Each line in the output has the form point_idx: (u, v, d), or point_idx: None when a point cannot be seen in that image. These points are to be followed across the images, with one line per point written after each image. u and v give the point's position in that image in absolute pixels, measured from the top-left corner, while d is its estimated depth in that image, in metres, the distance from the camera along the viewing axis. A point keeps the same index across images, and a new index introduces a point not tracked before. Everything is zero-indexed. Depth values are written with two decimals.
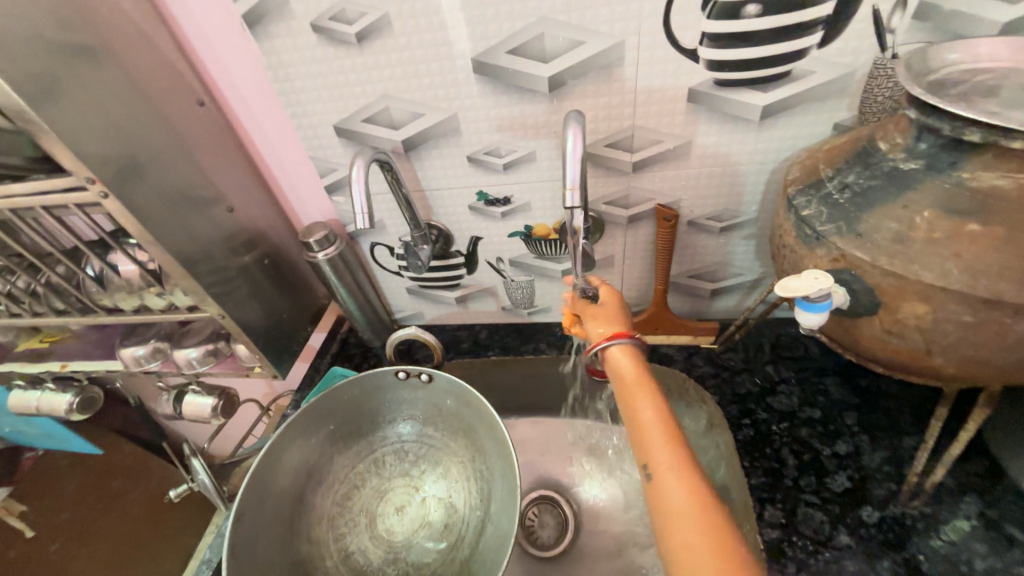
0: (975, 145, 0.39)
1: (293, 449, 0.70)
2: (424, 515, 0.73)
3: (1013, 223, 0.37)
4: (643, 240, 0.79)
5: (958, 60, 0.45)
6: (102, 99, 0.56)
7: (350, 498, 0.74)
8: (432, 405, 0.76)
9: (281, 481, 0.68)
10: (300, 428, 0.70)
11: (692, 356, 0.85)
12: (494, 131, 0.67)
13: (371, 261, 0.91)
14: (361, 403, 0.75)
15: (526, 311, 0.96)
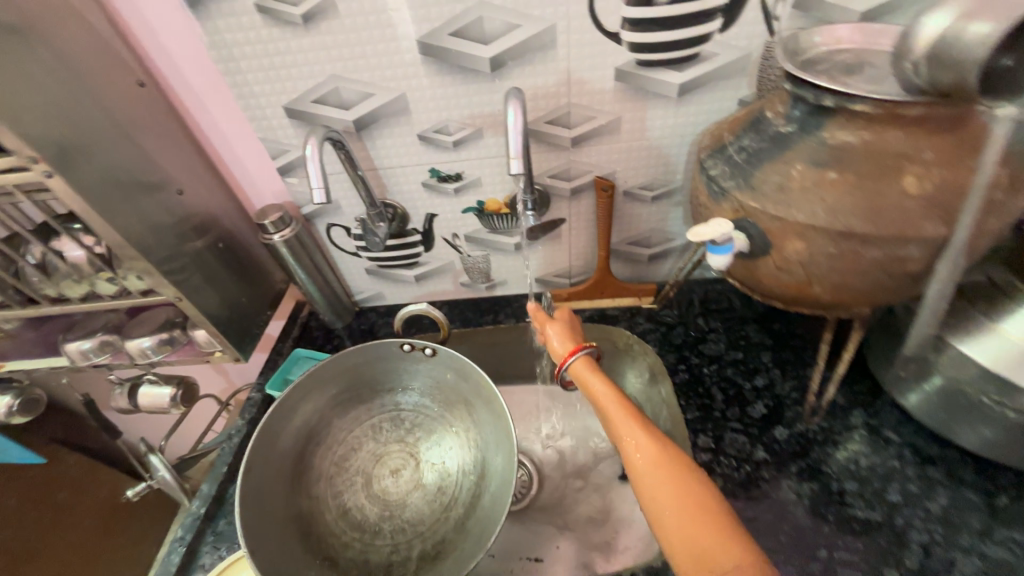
0: (831, 109, 0.48)
1: (298, 414, 0.74)
2: (420, 475, 0.77)
3: (859, 170, 0.46)
4: (586, 211, 0.86)
5: (822, 42, 0.54)
6: (35, 78, 0.55)
7: (348, 459, 0.78)
8: (433, 379, 0.79)
9: (284, 439, 0.72)
10: (304, 390, 0.74)
11: (635, 315, 0.94)
12: (442, 110, 0.71)
13: (328, 243, 0.92)
14: (363, 371, 0.79)
15: (484, 285, 1.02)
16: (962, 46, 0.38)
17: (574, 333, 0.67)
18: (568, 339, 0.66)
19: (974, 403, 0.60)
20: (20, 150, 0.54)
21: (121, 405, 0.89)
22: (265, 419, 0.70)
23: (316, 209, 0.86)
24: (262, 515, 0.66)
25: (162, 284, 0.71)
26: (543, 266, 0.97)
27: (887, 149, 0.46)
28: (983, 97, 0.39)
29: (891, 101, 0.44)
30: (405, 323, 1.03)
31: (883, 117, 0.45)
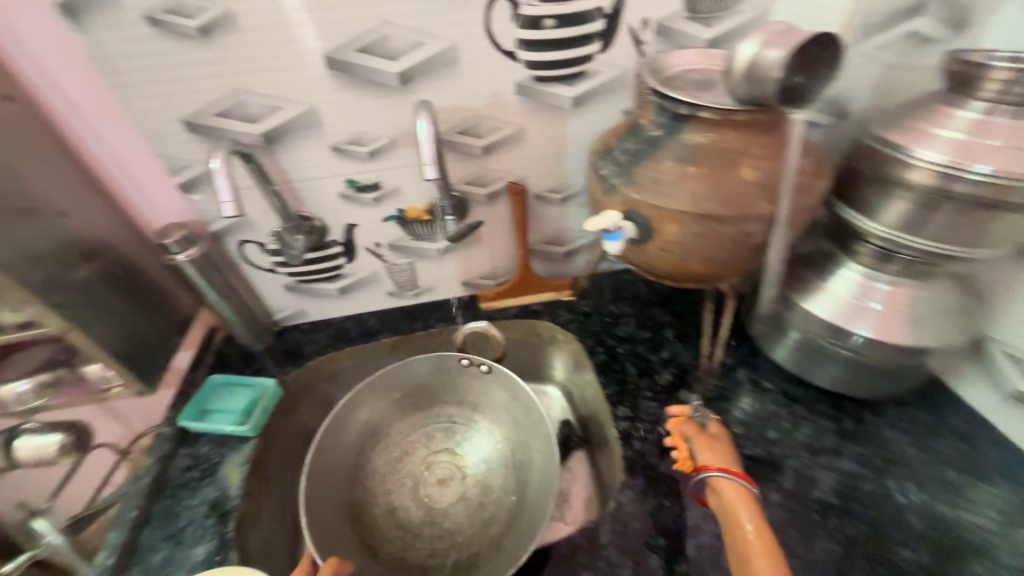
0: (685, 116, 0.59)
1: (344, 429, 0.84)
2: (469, 485, 0.84)
3: (710, 163, 0.57)
4: (503, 215, 0.92)
5: (677, 63, 0.66)
6: None
7: (403, 461, 0.87)
8: (492, 398, 0.89)
9: (347, 435, 0.84)
10: (373, 392, 0.87)
11: (557, 308, 1.02)
12: (355, 122, 0.74)
13: (242, 261, 0.89)
14: (431, 383, 0.90)
15: (412, 293, 1.03)
16: (762, 66, 0.50)
17: (725, 450, 0.69)
18: (719, 456, 0.68)
19: (818, 346, 0.75)
20: None
21: None
22: (332, 416, 0.82)
23: (225, 226, 0.83)
24: (315, 504, 0.76)
25: (45, 314, 0.65)
26: (468, 270, 1.01)
27: (728, 146, 0.57)
28: (784, 103, 0.52)
29: (726, 109, 0.55)
30: (332, 338, 1.01)
31: (723, 121, 0.57)
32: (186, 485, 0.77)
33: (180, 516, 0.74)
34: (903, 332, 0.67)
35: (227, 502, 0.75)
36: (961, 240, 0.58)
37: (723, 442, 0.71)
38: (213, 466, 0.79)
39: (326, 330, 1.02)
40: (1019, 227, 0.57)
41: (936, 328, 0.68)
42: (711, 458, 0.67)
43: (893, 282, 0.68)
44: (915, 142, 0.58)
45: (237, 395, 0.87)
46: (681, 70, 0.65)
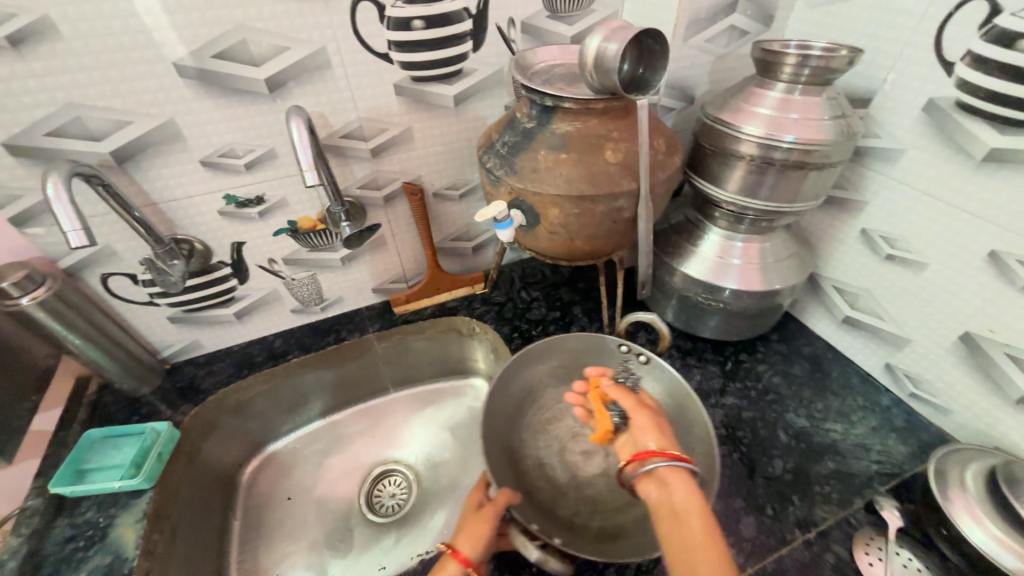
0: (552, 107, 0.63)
1: (537, 385, 0.79)
2: (614, 460, 0.73)
3: (579, 149, 0.63)
4: (404, 217, 0.93)
5: (542, 59, 0.71)
6: None
7: (554, 429, 0.77)
8: (646, 389, 0.77)
9: (513, 387, 0.77)
10: (531, 356, 0.79)
11: (471, 302, 1.04)
12: (224, 133, 0.69)
13: (110, 297, 0.79)
14: (589, 358, 0.81)
15: (319, 307, 0.99)
16: (607, 59, 0.56)
17: (667, 437, 0.58)
18: (657, 437, 0.58)
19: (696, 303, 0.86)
20: None
21: None
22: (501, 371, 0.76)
23: (80, 260, 0.73)
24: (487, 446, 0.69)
25: None
26: (376, 276, 1.00)
27: (592, 133, 0.63)
28: (630, 91, 0.59)
29: (585, 99, 0.61)
30: (235, 366, 0.94)
31: (585, 110, 0.62)
32: (70, 558, 0.68)
33: None
34: (756, 282, 0.79)
35: (124, 564, 0.67)
36: (787, 200, 0.70)
37: (666, 428, 0.60)
38: (102, 529, 0.71)
39: (227, 360, 0.95)
40: (823, 183, 0.70)
41: (782, 274, 0.81)
42: (647, 436, 0.58)
43: (745, 241, 0.80)
44: (742, 121, 0.68)
45: (120, 448, 0.78)
46: (547, 66, 0.70)
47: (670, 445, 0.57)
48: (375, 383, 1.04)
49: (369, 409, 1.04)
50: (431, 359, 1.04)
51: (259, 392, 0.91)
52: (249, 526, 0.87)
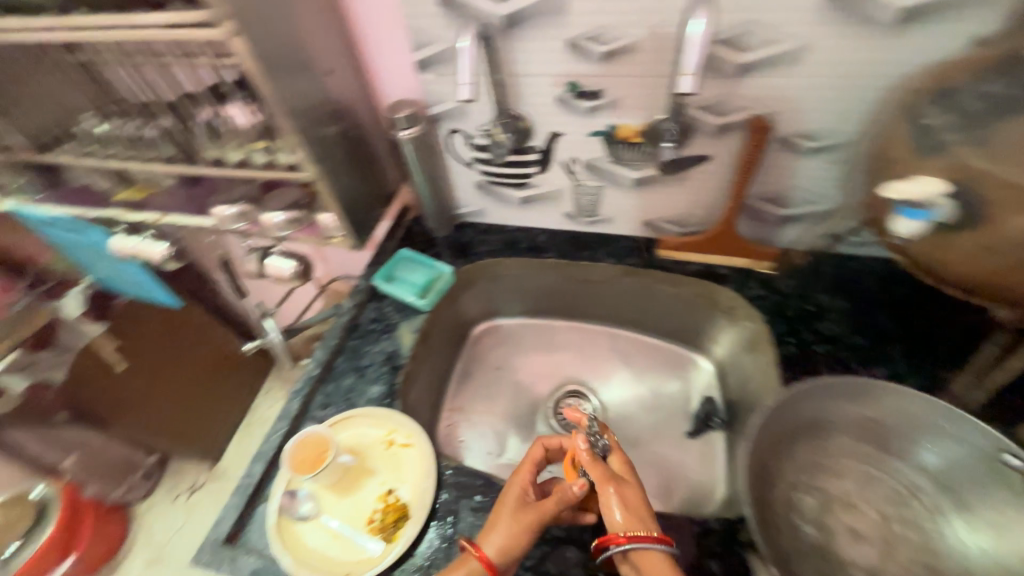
0: None
1: (838, 426, 0.65)
2: (896, 563, 0.58)
3: None
4: (727, 156, 0.78)
5: None
6: None
7: (824, 480, 0.64)
8: (1000, 522, 0.56)
9: (803, 410, 0.64)
10: (842, 389, 0.64)
11: (747, 279, 0.87)
12: (604, 14, 0.65)
13: (447, 150, 0.92)
14: (921, 436, 0.61)
15: (587, 220, 0.98)
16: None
17: (637, 507, 0.56)
18: (629, 514, 0.55)
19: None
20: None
21: (252, 269, 1.00)
22: (803, 385, 0.63)
23: (442, 111, 0.85)
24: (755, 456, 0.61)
25: (308, 164, 0.75)
26: (657, 209, 0.91)
27: None
28: None
29: None
30: (503, 243, 1.03)
31: None
32: (371, 334, 0.89)
33: (365, 356, 0.86)
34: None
35: (399, 359, 0.85)
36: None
37: (639, 494, 0.58)
38: (391, 325, 0.90)
39: (498, 235, 1.04)
40: None
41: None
42: (617, 517, 0.55)
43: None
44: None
45: (418, 271, 0.97)
46: None
47: (646, 524, 0.54)
48: (603, 310, 1.03)
49: (587, 330, 1.07)
50: (665, 314, 0.97)
51: (512, 272, 1.00)
52: (470, 372, 1.04)
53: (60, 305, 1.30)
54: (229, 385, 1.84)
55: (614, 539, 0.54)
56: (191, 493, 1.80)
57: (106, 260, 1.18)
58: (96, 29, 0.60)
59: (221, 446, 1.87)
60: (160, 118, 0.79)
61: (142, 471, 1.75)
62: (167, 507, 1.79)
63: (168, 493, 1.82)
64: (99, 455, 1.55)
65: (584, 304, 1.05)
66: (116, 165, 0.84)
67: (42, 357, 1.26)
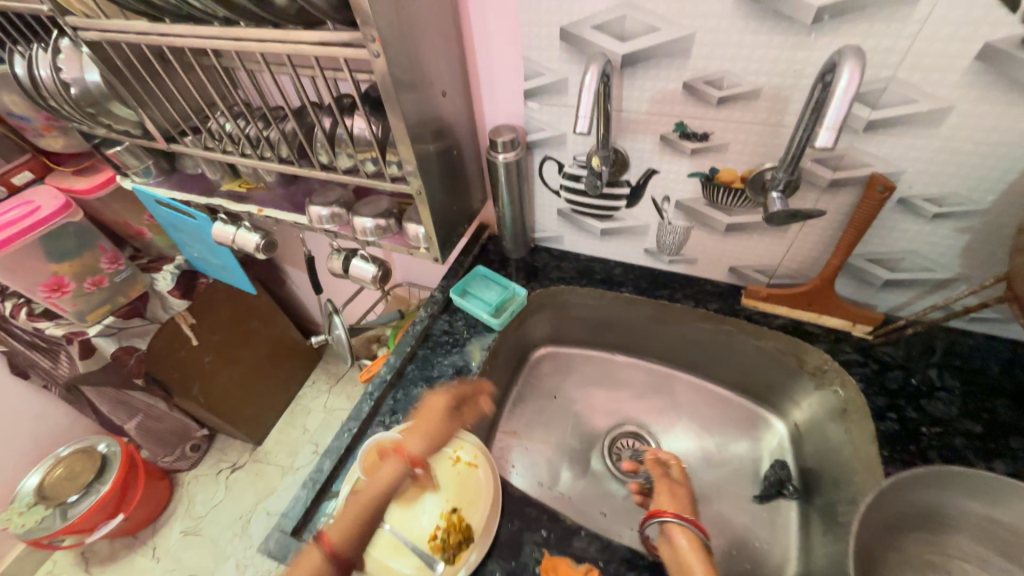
0: None
1: (953, 520, 0.60)
2: None
3: None
4: (835, 212, 0.75)
5: None
6: None
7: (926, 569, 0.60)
8: None
9: (919, 495, 0.59)
10: (975, 484, 0.57)
11: (840, 340, 0.83)
12: (727, 60, 0.64)
13: (537, 175, 0.94)
14: None
15: (668, 258, 0.97)
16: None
17: (686, 509, 0.68)
18: (676, 505, 0.68)
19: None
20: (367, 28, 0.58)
21: (335, 268, 1.05)
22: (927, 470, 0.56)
23: (540, 138, 0.87)
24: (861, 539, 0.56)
25: (414, 179, 0.78)
26: (746, 257, 0.89)
27: None
28: None
29: None
30: (577, 272, 1.03)
31: None
32: (442, 346, 0.90)
33: (434, 368, 0.87)
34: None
35: (469, 374, 0.85)
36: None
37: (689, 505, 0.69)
38: (463, 340, 0.91)
39: (573, 263, 1.04)
40: None
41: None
42: (670, 505, 0.67)
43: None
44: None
45: (493, 289, 0.98)
46: None
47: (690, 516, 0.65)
48: (673, 354, 1.03)
49: (653, 372, 1.06)
50: (741, 364, 0.95)
51: (585, 302, 1.00)
52: (529, 397, 1.04)
53: (156, 279, 1.38)
54: (284, 371, 1.96)
55: (659, 512, 0.64)
56: (232, 471, 1.87)
57: (202, 243, 1.28)
58: (254, 41, 0.66)
59: (266, 429, 1.94)
60: (284, 122, 0.86)
61: (192, 442, 1.83)
62: (208, 480, 1.85)
63: (211, 468, 1.89)
64: (160, 420, 1.65)
65: (651, 342, 1.03)
66: (235, 160, 0.91)
67: (133, 324, 1.33)
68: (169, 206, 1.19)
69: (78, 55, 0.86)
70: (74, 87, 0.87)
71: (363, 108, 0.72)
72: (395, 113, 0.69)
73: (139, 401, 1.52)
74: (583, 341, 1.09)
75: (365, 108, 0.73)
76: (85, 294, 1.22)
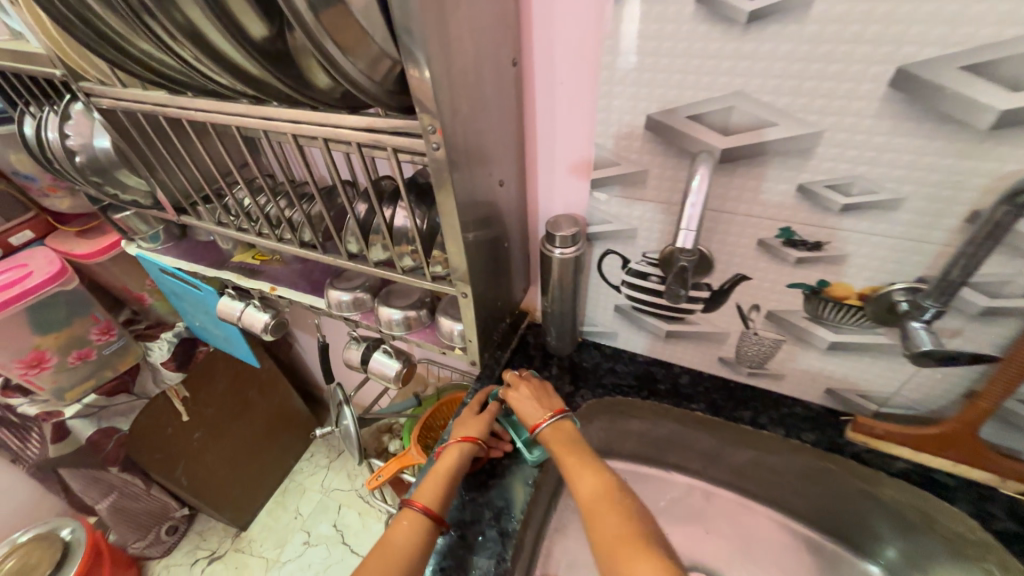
0: None
1: None
2: None
3: None
4: (986, 343, 0.60)
5: None
6: (461, 30, 0.48)
7: None
8: None
9: None
10: None
11: (987, 499, 0.65)
12: (862, 163, 0.52)
13: (595, 268, 0.81)
14: None
15: (748, 370, 0.81)
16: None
17: (549, 398, 0.73)
18: (542, 407, 0.71)
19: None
20: (427, 117, 0.48)
21: (350, 359, 0.91)
22: None
23: (604, 230, 0.74)
24: None
25: (462, 280, 0.65)
26: (851, 379, 0.73)
27: None
28: None
29: None
30: (635, 378, 0.87)
31: None
32: (475, 477, 0.73)
33: (465, 510, 0.70)
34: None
35: (509, 522, 0.68)
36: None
37: (556, 398, 0.73)
38: (501, 468, 0.74)
39: (628, 366, 0.89)
40: None
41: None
42: (533, 412, 0.71)
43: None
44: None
45: None
46: None
47: (548, 410, 0.71)
48: (752, 485, 0.84)
49: (725, 503, 0.86)
50: (840, 511, 0.76)
51: (642, 420, 0.83)
52: (574, 530, 0.85)
53: (150, 348, 1.24)
54: (282, 443, 1.78)
55: (534, 426, 0.69)
56: (209, 563, 1.63)
57: (205, 314, 1.15)
58: (289, 122, 0.56)
59: (253, 511, 1.72)
60: (310, 202, 0.75)
61: (169, 524, 1.62)
62: (180, 573, 1.62)
63: (186, 556, 1.66)
64: (137, 500, 1.44)
65: (722, 469, 0.86)
66: (250, 239, 0.80)
67: (118, 401, 1.20)
68: (173, 274, 1.08)
69: (90, 120, 0.78)
70: (81, 155, 0.78)
71: (408, 200, 0.61)
72: (449, 210, 0.57)
73: (116, 477, 1.31)
74: (638, 457, 0.91)
75: (410, 201, 0.62)
76: (67, 369, 1.08)
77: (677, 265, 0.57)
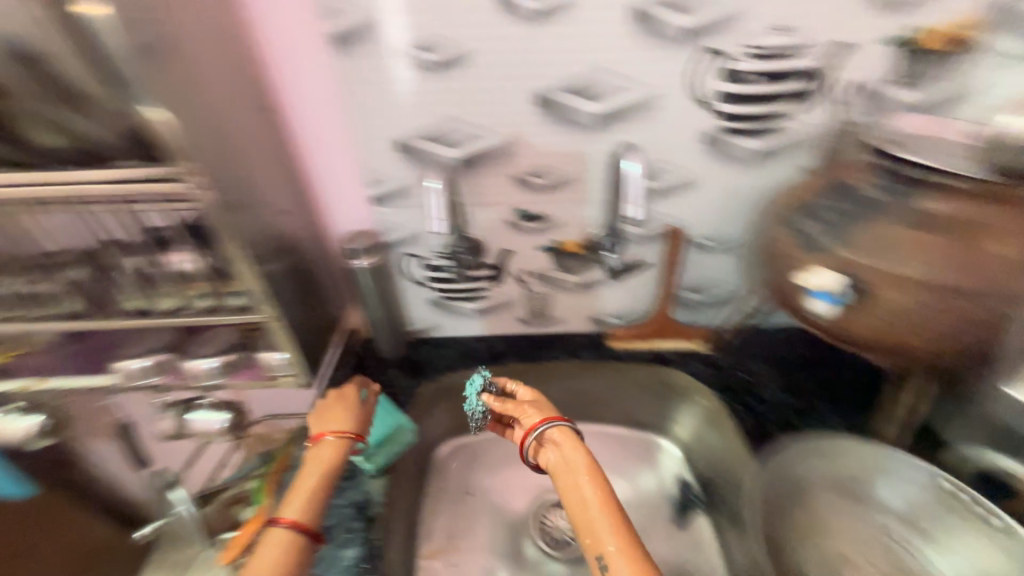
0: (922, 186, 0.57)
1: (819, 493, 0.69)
2: None
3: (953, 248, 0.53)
4: (656, 258, 0.89)
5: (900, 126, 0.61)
6: (197, 90, 0.59)
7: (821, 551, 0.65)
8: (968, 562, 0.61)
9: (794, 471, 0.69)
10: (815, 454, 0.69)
11: None
12: (541, 155, 0.77)
13: (398, 272, 0.92)
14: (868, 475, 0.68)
15: (541, 324, 1.01)
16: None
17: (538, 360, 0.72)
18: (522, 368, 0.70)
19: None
20: (176, 160, 0.55)
21: (167, 428, 0.85)
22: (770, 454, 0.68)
23: (399, 237, 0.87)
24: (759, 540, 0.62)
25: (263, 304, 0.69)
26: (604, 308, 0.97)
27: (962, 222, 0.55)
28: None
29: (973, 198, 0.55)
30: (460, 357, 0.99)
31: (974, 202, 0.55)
32: None
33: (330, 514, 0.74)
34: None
35: (373, 506, 0.75)
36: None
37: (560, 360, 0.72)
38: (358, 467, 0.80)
39: (454, 349, 1.01)
40: None
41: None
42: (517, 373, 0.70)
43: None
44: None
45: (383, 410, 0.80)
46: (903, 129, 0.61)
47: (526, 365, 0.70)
48: None
49: None
50: None
51: None
52: None
53: None
54: None
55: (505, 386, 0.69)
56: None
57: None
58: (25, 186, 0.56)
59: None
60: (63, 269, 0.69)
61: None
62: None
63: None
64: None
65: None
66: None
67: None
68: None
69: None
70: None
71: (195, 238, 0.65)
72: (229, 239, 0.63)
73: None
74: None
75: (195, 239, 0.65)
76: None
77: (460, 266, 0.91)
